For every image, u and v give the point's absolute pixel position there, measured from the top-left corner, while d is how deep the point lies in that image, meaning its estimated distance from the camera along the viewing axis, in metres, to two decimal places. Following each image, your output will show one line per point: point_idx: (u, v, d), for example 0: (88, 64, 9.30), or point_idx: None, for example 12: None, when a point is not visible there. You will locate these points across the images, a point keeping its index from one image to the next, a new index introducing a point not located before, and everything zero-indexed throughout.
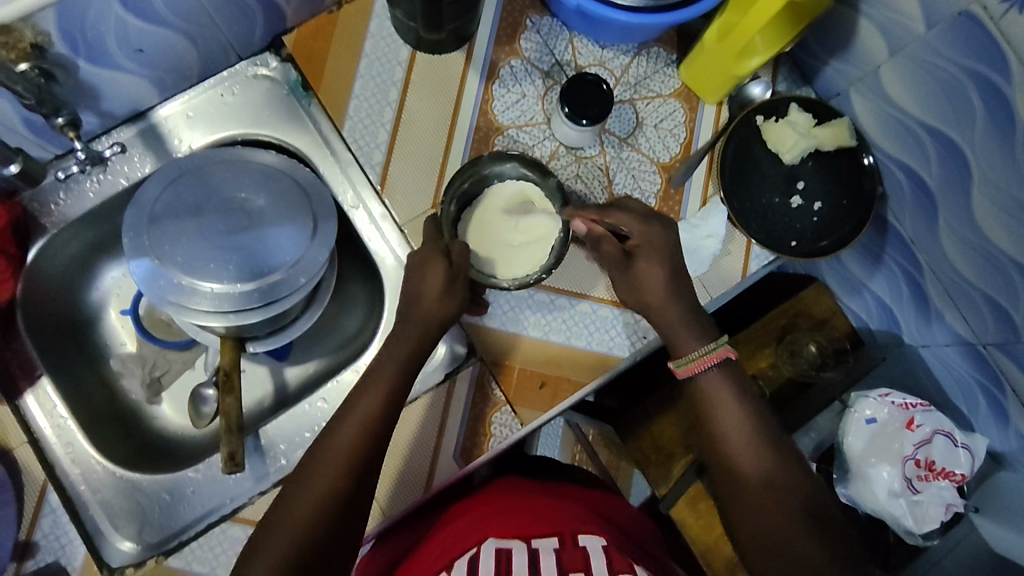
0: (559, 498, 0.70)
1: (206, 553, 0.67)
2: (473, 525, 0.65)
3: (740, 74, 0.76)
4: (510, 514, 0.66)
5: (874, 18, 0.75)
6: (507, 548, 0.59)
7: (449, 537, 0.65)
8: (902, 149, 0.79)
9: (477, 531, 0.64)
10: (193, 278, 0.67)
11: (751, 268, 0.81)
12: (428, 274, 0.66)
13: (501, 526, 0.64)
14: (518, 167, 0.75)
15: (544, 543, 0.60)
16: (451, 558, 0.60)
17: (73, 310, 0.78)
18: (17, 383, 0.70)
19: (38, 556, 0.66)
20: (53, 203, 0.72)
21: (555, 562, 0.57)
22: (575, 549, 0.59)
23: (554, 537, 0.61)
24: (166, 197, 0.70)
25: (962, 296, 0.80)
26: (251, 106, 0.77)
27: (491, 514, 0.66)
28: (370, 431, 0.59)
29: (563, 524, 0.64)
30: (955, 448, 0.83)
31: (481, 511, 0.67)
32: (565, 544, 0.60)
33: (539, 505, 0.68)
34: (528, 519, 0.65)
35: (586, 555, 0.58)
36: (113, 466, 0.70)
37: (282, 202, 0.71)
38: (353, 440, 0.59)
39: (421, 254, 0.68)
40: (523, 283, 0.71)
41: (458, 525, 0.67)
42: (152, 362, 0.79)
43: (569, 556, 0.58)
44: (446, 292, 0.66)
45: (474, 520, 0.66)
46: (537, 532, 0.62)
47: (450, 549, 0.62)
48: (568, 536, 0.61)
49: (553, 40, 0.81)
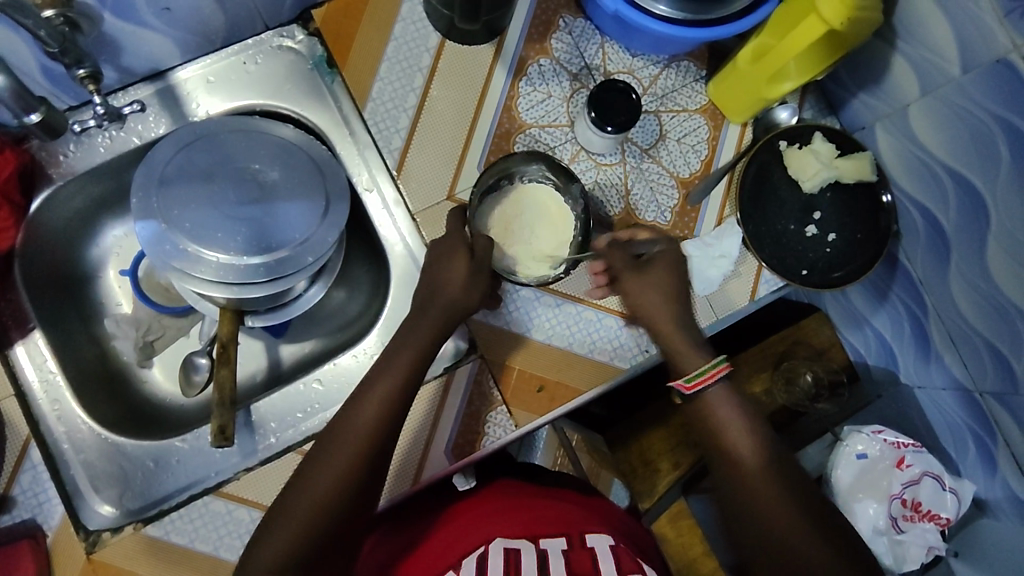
0: (559, 500, 0.72)
1: (186, 525, 0.66)
2: (481, 524, 0.66)
3: (771, 97, 0.75)
4: (518, 514, 0.67)
5: (909, 56, 0.74)
6: (515, 548, 0.60)
7: (453, 535, 0.66)
8: (921, 189, 0.79)
9: (480, 533, 0.64)
10: (199, 245, 0.66)
11: (759, 292, 0.80)
12: (452, 265, 0.66)
13: (514, 524, 0.65)
14: (544, 168, 0.75)
15: (552, 544, 0.61)
16: (459, 556, 0.61)
17: (72, 265, 0.76)
18: (9, 333, 0.69)
19: (14, 511, 0.65)
20: (62, 154, 0.70)
21: (563, 562, 0.58)
22: (583, 550, 0.60)
23: (562, 538, 0.62)
24: (178, 161, 0.68)
25: (965, 342, 0.80)
26: (273, 77, 0.76)
27: (496, 513, 0.67)
28: (379, 419, 0.59)
29: (569, 526, 0.65)
30: (943, 492, 0.84)
31: (482, 511, 0.69)
32: (573, 545, 0.61)
33: (542, 507, 0.69)
34: (536, 519, 0.66)
35: (594, 555, 0.59)
36: (99, 428, 0.69)
37: (297, 178, 0.71)
38: (365, 429, 0.58)
39: (445, 245, 0.68)
40: (542, 281, 0.72)
41: (465, 523, 0.68)
42: (147, 325, 0.78)
43: (578, 557, 0.59)
44: (469, 284, 0.66)
45: (482, 519, 0.67)
46: (546, 532, 0.63)
47: (459, 546, 0.63)
48: (575, 536, 0.63)
49: (584, 43, 0.80)
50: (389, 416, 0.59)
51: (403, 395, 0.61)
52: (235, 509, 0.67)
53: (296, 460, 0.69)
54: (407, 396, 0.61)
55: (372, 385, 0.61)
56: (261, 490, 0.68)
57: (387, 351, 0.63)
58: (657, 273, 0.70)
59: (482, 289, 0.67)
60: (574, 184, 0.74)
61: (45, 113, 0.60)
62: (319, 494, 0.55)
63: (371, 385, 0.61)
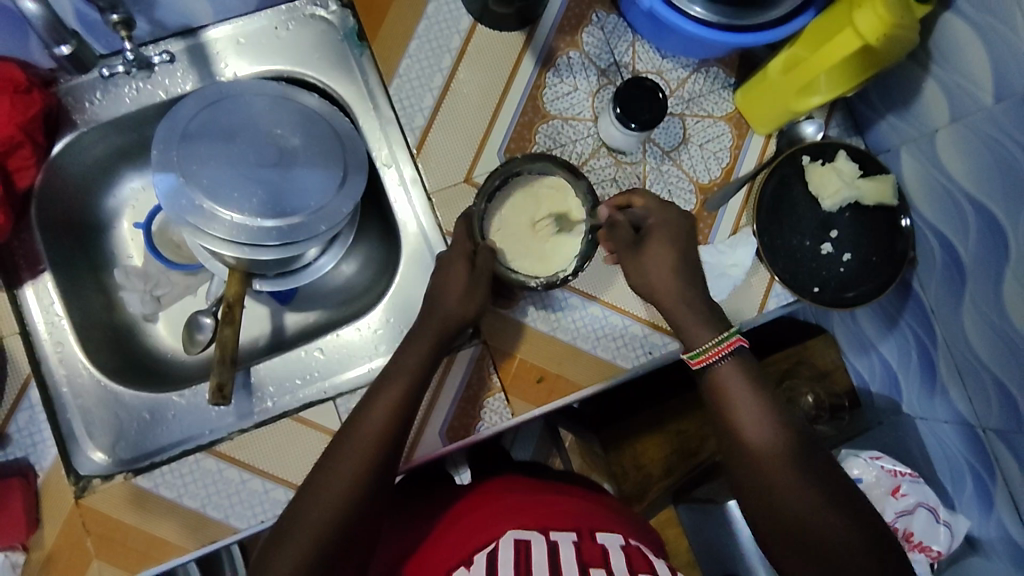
0: (561, 494, 0.71)
1: (176, 480, 0.66)
2: (489, 520, 0.65)
3: (799, 110, 0.74)
4: (526, 509, 0.66)
5: (942, 80, 0.73)
6: (525, 540, 0.59)
7: (462, 532, 0.65)
8: (941, 217, 0.78)
9: (490, 529, 0.63)
10: (215, 203, 0.66)
11: (769, 305, 0.80)
12: (453, 273, 0.69)
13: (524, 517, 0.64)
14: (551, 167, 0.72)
15: (563, 536, 0.61)
16: (469, 553, 0.60)
17: (88, 212, 0.77)
18: (20, 272, 0.69)
19: (8, 449, 0.65)
20: (88, 101, 0.71)
21: (574, 554, 0.57)
22: (594, 544, 0.60)
23: (572, 530, 0.62)
24: (201, 118, 0.69)
25: (973, 377, 0.79)
26: (302, 45, 0.76)
27: (502, 510, 0.67)
28: (386, 424, 0.61)
29: (579, 521, 0.65)
30: (937, 524, 0.83)
31: (489, 509, 0.68)
32: (584, 538, 0.61)
33: (548, 500, 0.69)
34: (547, 513, 0.65)
35: (605, 550, 0.59)
36: (99, 375, 0.69)
37: (318, 147, 0.71)
38: (373, 434, 0.60)
39: (448, 255, 0.71)
40: (549, 283, 0.70)
41: (471, 519, 0.67)
42: (155, 280, 0.79)
43: (588, 549, 0.59)
44: (467, 292, 0.68)
45: (488, 515, 0.66)
46: (556, 525, 0.63)
47: (467, 543, 0.63)
48: (585, 532, 0.62)
49: (615, 39, 0.79)
50: (396, 420, 0.61)
51: (412, 398, 0.64)
52: (226, 468, 0.67)
53: (291, 426, 0.68)
54: (411, 398, 0.64)
55: (381, 389, 0.63)
56: (253, 452, 0.68)
57: (392, 361, 0.66)
58: (661, 268, 0.68)
59: (479, 298, 0.69)
60: (581, 181, 0.72)
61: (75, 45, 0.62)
62: (337, 491, 0.56)
63: (379, 393, 0.63)
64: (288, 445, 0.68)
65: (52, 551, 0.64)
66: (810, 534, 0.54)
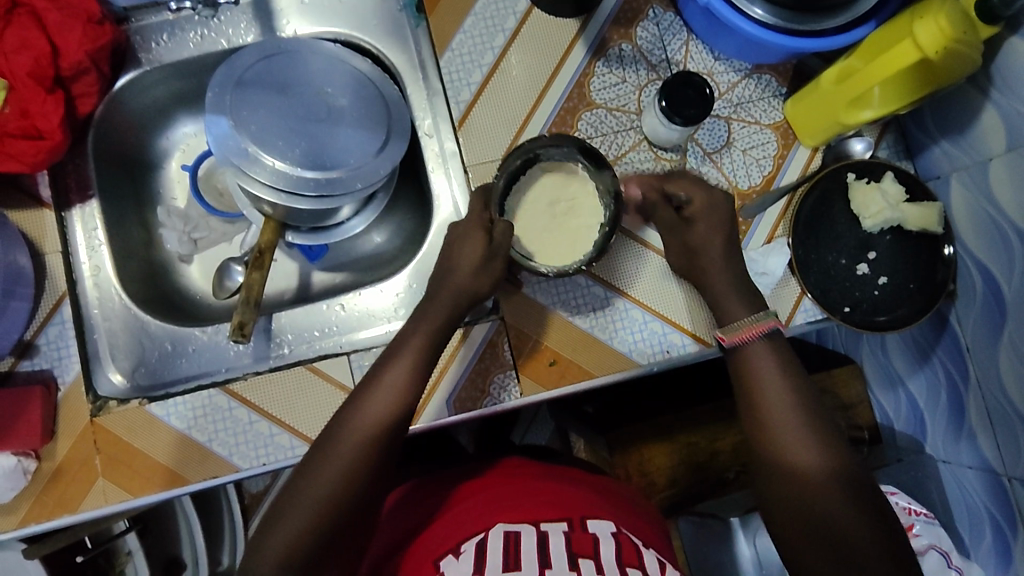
0: (563, 483, 0.71)
1: (187, 412, 0.68)
2: (487, 506, 0.65)
3: (848, 123, 0.73)
4: (522, 497, 0.66)
5: (1001, 107, 0.71)
6: (515, 532, 0.59)
7: (454, 521, 0.65)
8: (987, 250, 0.75)
9: (480, 518, 0.63)
10: (260, 148, 0.69)
11: (795, 319, 0.78)
12: (469, 243, 0.68)
13: (515, 508, 0.63)
14: (573, 152, 0.72)
15: (553, 527, 0.60)
16: (457, 542, 0.60)
17: (140, 150, 0.80)
18: (70, 196, 0.72)
19: (35, 359, 0.68)
20: (154, 42, 0.74)
21: (562, 545, 0.57)
22: (585, 533, 0.59)
23: (563, 521, 0.61)
24: (257, 68, 0.71)
25: (1004, 423, 0.76)
26: (362, 11, 0.78)
27: (493, 501, 0.66)
28: (383, 415, 0.60)
29: (572, 508, 0.64)
30: (949, 568, 0.79)
31: (491, 494, 0.67)
32: (575, 527, 0.60)
33: (546, 488, 0.68)
34: (536, 505, 0.64)
35: (594, 540, 0.58)
36: (129, 302, 0.72)
37: (364, 107, 0.73)
38: (375, 415, 0.60)
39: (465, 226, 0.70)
40: (560, 273, 0.69)
41: (469, 504, 0.67)
42: (194, 223, 0.82)
43: (578, 539, 0.58)
44: (482, 266, 0.68)
45: (487, 502, 0.66)
46: (547, 517, 0.61)
47: (457, 533, 0.62)
48: (576, 521, 0.61)
49: (670, 36, 0.79)
50: (397, 413, 0.61)
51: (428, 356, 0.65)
52: (236, 408, 0.69)
53: (303, 374, 0.70)
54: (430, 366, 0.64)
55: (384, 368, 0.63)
56: (265, 395, 0.69)
57: (413, 326, 0.66)
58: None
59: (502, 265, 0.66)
60: (606, 171, 0.72)
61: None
62: (330, 479, 0.56)
63: (387, 369, 0.63)
64: (297, 392, 0.69)
65: (62, 463, 0.66)
66: (826, 525, 0.53)
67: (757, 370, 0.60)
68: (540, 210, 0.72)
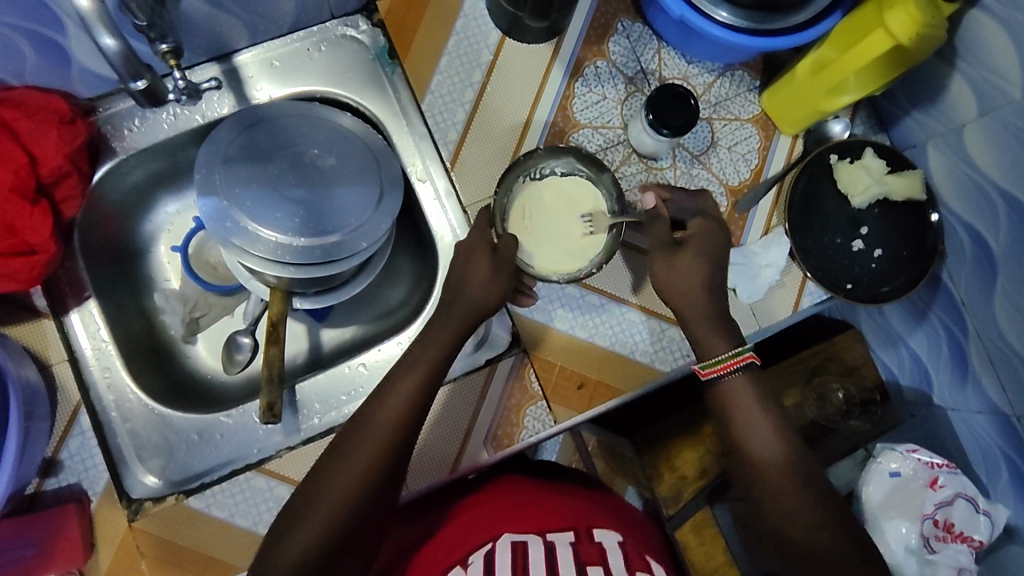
0: (568, 495, 0.72)
1: (228, 499, 0.67)
2: (481, 523, 0.66)
3: (827, 110, 0.75)
4: (522, 507, 0.67)
5: (969, 76, 0.74)
6: (522, 542, 0.60)
7: (461, 530, 0.66)
8: (970, 210, 0.78)
9: (485, 527, 0.65)
10: (257, 224, 0.67)
11: (803, 303, 0.80)
12: (484, 264, 0.66)
13: (517, 521, 0.65)
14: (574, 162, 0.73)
15: (559, 538, 0.61)
16: (466, 552, 0.61)
17: (126, 238, 0.78)
18: (65, 300, 0.70)
19: (60, 475, 0.67)
20: (126, 128, 0.72)
21: (571, 555, 0.58)
22: (591, 544, 0.61)
23: (570, 531, 0.63)
24: (240, 142, 0.69)
25: (1007, 367, 0.79)
26: (335, 65, 0.77)
27: (498, 511, 0.67)
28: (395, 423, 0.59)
29: (577, 519, 0.66)
30: (977, 514, 0.81)
31: (493, 505, 0.68)
32: (581, 539, 0.61)
33: (547, 499, 0.69)
34: (540, 515, 0.66)
35: (603, 549, 0.60)
36: (147, 399, 0.70)
37: (354, 164, 0.71)
38: (392, 415, 0.59)
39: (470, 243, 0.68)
40: (571, 279, 0.69)
41: (467, 520, 0.67)
42: (193, 302, 0.79)
43: (586, 549, 0.59)
44: (499, 282, 0.66)
45: (480, 518, 0.67)
46: (553, 527, 0.64)
47: (460, 545, 0.63)
48: (583, 531, 0.63)
49: (641, 47, 0.80)
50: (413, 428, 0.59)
51: None
52: (276, 487, 0.68)
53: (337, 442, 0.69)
54: None
55: (396, 389, 0.60)
56: (302, 470, 0.68)
57: None
58: None
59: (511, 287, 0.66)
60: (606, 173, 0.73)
61: (151, 80, 0.56)
62: (345, 488, 0.56)
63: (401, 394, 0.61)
64: None
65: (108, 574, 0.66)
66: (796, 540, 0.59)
67: (732, 392, 0.66)
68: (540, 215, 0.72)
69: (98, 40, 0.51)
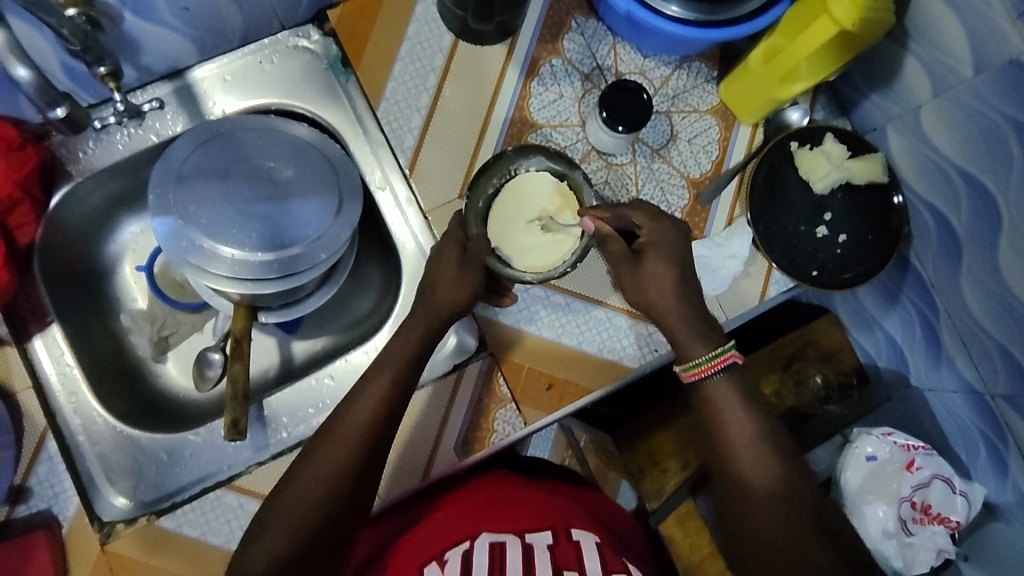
0: (554, 494, 0.72)
1: (199, 518, 0.66)
2: (461, 517, 0.66)
3: (781, 98, 0.75)
4: (503, 505, 0.67)
5: (921, 56, 0.74)
6: (501, 542, 0.59)
7: (440, 526, 0.65)
8: (932, 191, 0.78)
9: (469, 522, 0.64)
10: (216, 241, 0.67)
11: (769, 292, 0.80)
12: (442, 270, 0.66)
13: (496, 520, 0.64)
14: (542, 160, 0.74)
15: (538, 539, 0.60)
16: (443, 548, 0.60)
17: (89, 261, 0.78)
18: (28, 326, 0.70)
19: (30, 502, 0.66)
20: (81, 151, 0.72)
21: (548, 557, 0.57)
22: (568, 544, 0.59)
23: (548, 532, 0.62)
24: (194, 158, 0.69)
25: (977, 346, 0.79)
26: (288, 77, 0.77)
27: (479, 507, 0.67)
28: (348, 450, 0.57)
29: (554, 518, 0.65)
30: (954, 495, 0.81)
31: (473, 501, 0.68)
32: (558, 540, 0.60)
33: (532, 498, 0.69)
34: (519, 514, 0.65)
35: (579, 548, 0.59)
36: (114, 421, 0.70)
37: (312, 176, 0.71)
38: (367, 408, 0.59)
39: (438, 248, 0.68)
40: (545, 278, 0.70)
41: (448, 515, 0.67)
42: (162, 321, 0.79)
43: (563, 552, 0.58)
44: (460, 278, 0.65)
45: (462, 511, 0.67)
46: (531, 527, 0.62)
47: (439, 539, 0.63)
48: (561, 531, 0.62)
49: (597, 43, 0.80)
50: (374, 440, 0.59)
51: None
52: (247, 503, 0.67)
53: None
54: None
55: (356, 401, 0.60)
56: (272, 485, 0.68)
57: None
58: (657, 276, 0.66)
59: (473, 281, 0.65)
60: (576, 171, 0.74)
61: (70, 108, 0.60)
62: (319, 479, 0.55)
63: None
64: None
65: None
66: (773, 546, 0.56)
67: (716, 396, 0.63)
68: (501, 234, 0.72)
69: (11, 72, 0.52)
